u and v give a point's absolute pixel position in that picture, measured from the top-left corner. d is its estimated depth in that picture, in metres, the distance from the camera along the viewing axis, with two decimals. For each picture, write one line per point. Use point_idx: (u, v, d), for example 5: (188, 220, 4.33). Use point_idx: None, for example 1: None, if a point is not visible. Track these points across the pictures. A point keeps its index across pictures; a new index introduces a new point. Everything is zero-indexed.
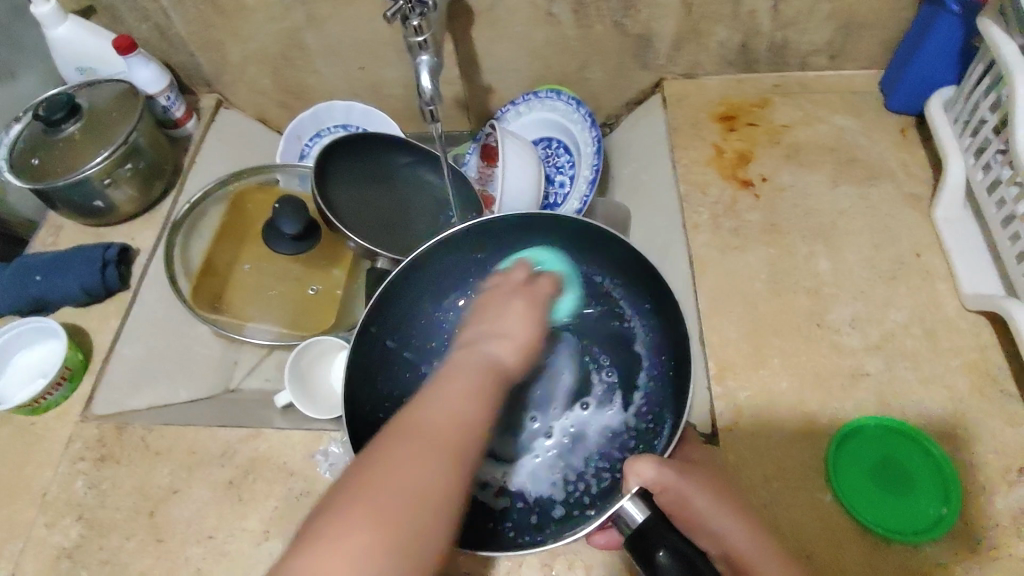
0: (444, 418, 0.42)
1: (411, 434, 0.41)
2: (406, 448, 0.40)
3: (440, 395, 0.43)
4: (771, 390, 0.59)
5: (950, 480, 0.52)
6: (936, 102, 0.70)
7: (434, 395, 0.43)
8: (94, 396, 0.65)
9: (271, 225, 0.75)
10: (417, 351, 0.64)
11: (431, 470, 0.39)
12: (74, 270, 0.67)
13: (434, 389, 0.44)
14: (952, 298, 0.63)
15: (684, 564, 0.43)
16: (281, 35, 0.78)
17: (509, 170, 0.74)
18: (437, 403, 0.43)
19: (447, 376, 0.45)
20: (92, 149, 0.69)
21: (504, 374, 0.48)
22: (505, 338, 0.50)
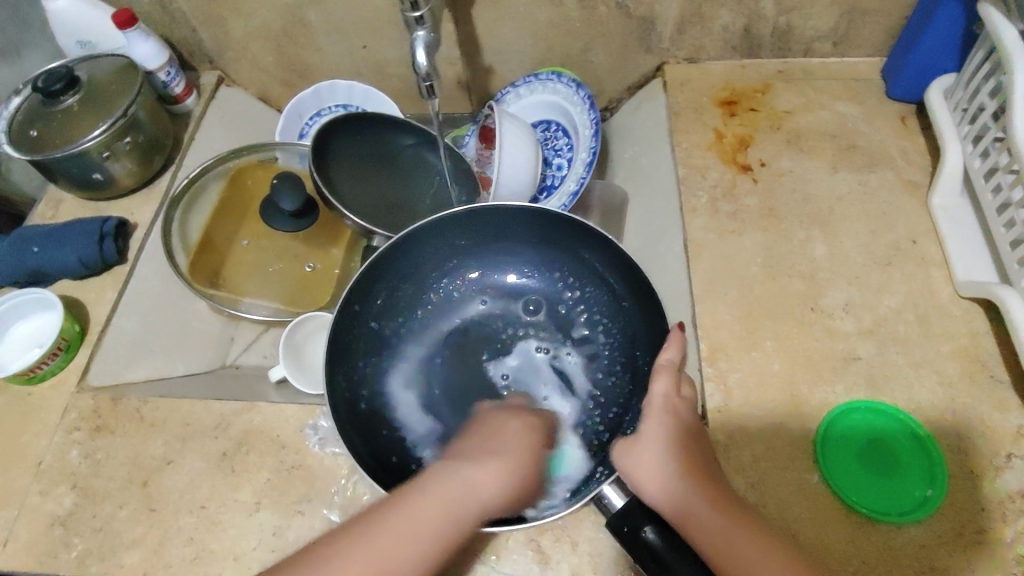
0: (404, 538, 0.45)
1: (383, 530, 0.45)
2: (386, 536, 0.45)
3: (403, 515, 0.46)
4: (763, 371, 0.59)
5: (938, 462, 0.53)
6: (937, 90, 0.70)
7: (407, 505, 0.46)
8: (90, 366, 0.66)
9: (270, 202, 0.75)
10: (397, 330, 0.67)
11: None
12: (71, 242, 0.67)
13: (411, 495, 0.46)
14: (947, 285, 0.63)
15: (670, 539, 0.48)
16: (283, 11, 0.78)
17: (506, 150, 0.74)
18: (412, 518, 0.45)
19: (456, 481, 0.48)
20: (90, 121, 0.69)
21: (485, 503, 0.48)
22: (499, 459, 0.50)
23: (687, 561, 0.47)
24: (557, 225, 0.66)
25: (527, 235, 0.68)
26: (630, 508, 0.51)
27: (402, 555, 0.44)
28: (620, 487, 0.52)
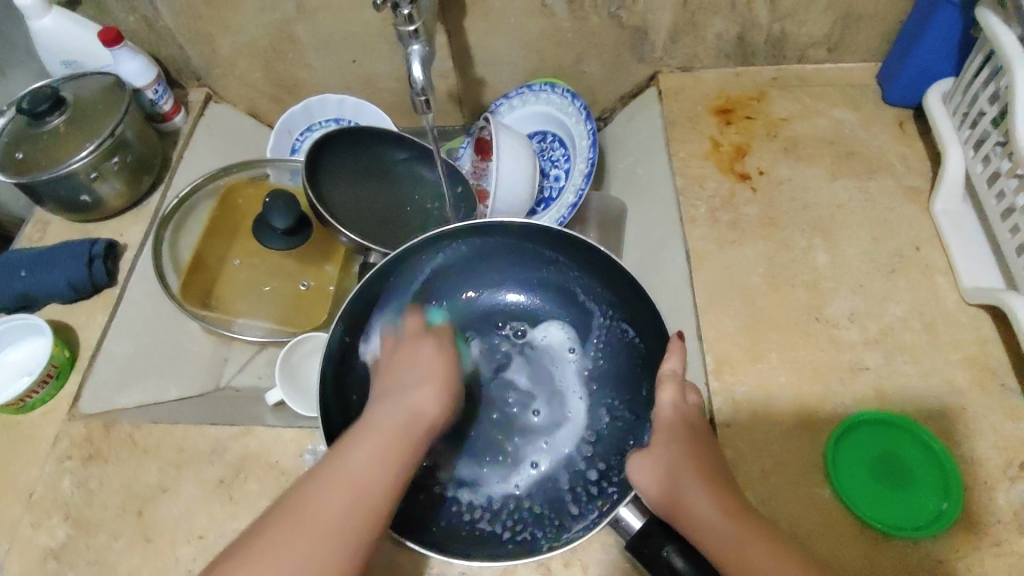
0: (348, 481, 0.45)
1: (341, 468, 0.45)
2: (319, 492, 0.44)
3: (360, 453, 0.46)
4: (770, 383, 0.58)
5: (951, 475, 0.51)
6: (936, 95, 0.69)
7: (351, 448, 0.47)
8: (81, 393, 0.64)
9: (261, 221, 0.73)
10: None
11: (338, 507, 0.44)
12: (59, 265, 0.66)
13: (355, 442, 0.47)
14: (952, 291, 0.62)
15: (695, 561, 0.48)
16: (272, 27, 0.77)
17: (502, 164, 0.74)
18: (358, 453, 0.46)
19: (375, 417, 0.50)
20: (77, 141, 0.67)
21: (425, 423, 0.51)
22: (427, 380, 0.53)
23: None
24: (558, 246, 0.64)
25: (526, 254, 0.65)
26: (648, 531, 0.50)
27: (344, 500, 0.44)
28: (637, 508, 0.52)
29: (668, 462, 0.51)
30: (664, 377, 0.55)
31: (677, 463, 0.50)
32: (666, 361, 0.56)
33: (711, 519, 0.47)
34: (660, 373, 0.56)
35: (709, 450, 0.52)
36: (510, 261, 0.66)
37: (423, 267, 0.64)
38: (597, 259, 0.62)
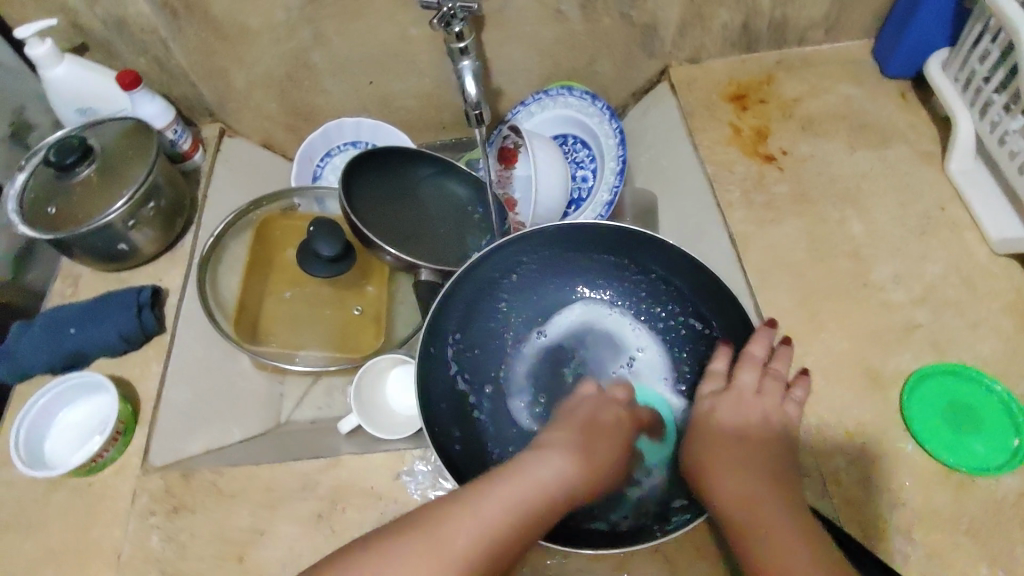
0: (493, 506, 0.47)
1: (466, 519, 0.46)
2: (460, 522, 0.46)
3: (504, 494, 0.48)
4: (833, 351, 0.62)
5: (1018, 413, 0.57)
6: (936, 63, 0.73)
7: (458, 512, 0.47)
8: (151, 444, 0.62)
9: (305, 250, 0.71)
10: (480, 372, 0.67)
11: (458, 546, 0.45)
12: (110, 317, 0.65)
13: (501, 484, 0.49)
14: (981, 246, 0.67)
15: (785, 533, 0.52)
16: (288, 56, 0.75)
17: (540, 170, 0.76)
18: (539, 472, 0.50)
19: (528, 471, 0.50)
20: (111, 191, 0.66)
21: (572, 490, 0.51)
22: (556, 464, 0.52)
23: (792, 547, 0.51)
24: (624, 241, 0.65)
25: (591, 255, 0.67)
26: None
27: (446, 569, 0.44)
28: None
29: (714, 449, 0.55)
30: (710, 374, 0.61)
31: (724, 451, 0.55)
32: (750, 346, 0.58)
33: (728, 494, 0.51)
34: (743, 354, 0.59)
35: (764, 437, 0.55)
36: (577, 262, 0.68)
37: (493, 278, 0.67)
38: (661, 250, 0.63)
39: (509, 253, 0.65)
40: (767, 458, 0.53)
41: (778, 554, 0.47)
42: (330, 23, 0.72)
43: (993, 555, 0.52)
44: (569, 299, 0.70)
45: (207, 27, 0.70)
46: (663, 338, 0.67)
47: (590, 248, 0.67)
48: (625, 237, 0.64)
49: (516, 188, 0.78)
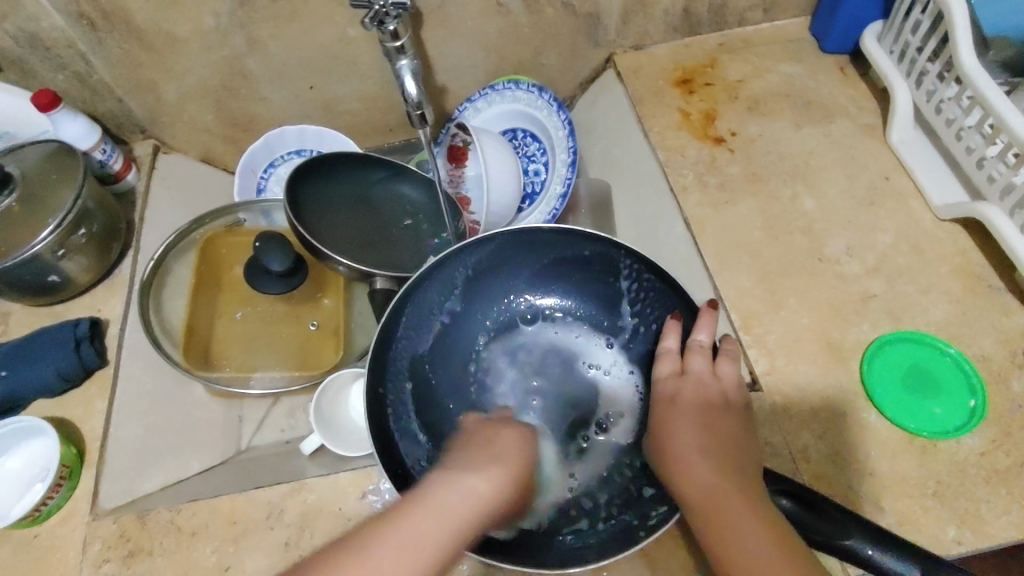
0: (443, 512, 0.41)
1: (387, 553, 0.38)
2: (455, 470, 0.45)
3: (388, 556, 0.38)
4: (795, 327, 0.63)
5: (972, 374, 0.58)
6: (871, 36, 0.74)
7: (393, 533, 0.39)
8: (100, 486, 0.59)
9: (254, 267, 0.68)
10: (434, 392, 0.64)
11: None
12: (44, 356, 0.61)
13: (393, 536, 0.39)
14: (926, 213, 0.68)
15: (804, 504, 0.48)
16: (220, 64, 0.72)
17: (491, 168, 0.75)
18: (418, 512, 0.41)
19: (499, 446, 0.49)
20: (35, 220, 0.61)
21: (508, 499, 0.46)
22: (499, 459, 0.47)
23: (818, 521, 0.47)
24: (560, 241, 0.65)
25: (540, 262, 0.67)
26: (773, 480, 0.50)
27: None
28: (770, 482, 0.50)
29: (676, 442, 0.51)
30: (662, 355, 0.59)
31: (688, 442, 0.51)
32: (696, 333, 0.58)
33: (697, 488, 0.47)
34: (689, 344, 0.58)
35: (732, 429, 0.51)
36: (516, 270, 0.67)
37: (440, 295, 0.65)
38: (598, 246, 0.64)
39: (456, 265, 0.64)
40: (734, 450, 0.49)
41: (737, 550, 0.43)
42: (263, 27, 0.69)
43: (962, 515, 0.53)
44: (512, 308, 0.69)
45: (130, 38, 0.66)
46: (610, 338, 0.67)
47: (536, 253, 0.66)
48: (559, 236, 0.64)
49: (469, 187, 0.78)
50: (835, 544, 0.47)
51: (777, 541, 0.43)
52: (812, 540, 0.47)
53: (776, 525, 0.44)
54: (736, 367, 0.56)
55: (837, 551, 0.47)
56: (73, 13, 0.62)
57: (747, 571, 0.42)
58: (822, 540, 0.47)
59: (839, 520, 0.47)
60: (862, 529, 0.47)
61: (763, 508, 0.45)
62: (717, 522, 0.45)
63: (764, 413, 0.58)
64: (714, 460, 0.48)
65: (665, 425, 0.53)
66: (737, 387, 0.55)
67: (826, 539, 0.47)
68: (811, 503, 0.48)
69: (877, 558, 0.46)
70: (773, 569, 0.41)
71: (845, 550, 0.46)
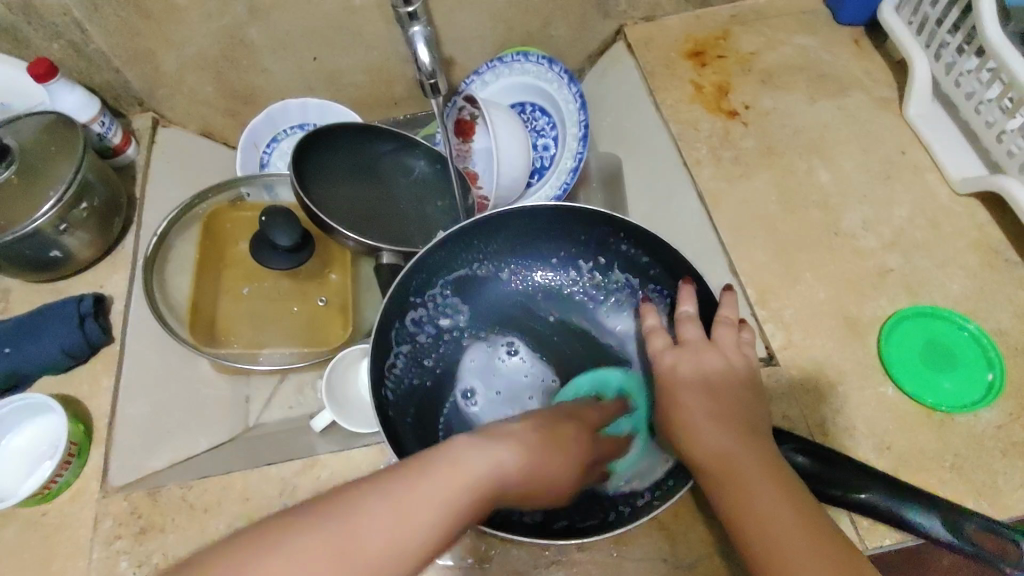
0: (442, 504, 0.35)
1: (314, 537, 0.32)
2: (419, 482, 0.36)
3: (420, 492, 0.35)
4: (811, 301, 0.62)
5: (990, 348, 0.58)
6: (888, 7, 0.73)
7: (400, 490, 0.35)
8: (109, 464, 0.58)
9: (260, 242, 0.66)
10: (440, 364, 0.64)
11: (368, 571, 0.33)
12: (50, 332, 0.60)
13: (436, 465, 0.37)
14: (943, 187, 0.68)
15: (820, 460, 0.49)
16: (221, 34, 0.69)
17: (500, 141, 0.73)
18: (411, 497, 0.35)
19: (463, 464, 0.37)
20: (34, 193, 0.60)
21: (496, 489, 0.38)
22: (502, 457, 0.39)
23: (840, 472, 0.49)
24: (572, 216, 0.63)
25: (523, 241, 0.66)
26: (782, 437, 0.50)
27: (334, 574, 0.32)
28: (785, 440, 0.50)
29: (683, 410, 0.50)
30: (650, 331, 0.58)
31: (692, 408, 0.49)
32: (681, 306, 0.57)
33: (704, 454, 0.46)
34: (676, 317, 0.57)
35: (741, 396, 0.49)
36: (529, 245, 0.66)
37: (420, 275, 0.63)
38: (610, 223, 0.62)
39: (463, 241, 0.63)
40: (740, 410, 0.48)
41: (749, 504, 0.43)
42: None
43: (979, 488, 0.53)
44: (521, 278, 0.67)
45: (128, 5, 0.63)
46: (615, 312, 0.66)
47: (522, 230, 0.65)
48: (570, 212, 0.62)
49: (478, 162, 0.76)
50: (851, 497, 0.48)
51: (790, 505, 0.42)
52: (827, 494, 0.49)
53: (784, 478, 0.44)
54: (734, 334, 0.54)
55: (850, 503, 0.48)
56: None
57: (756, 524, 0.42)
58: (836, 493, 0.48)
59: (854, 473, 0.49)
60: (875, 482, 0.49)
61: (779, 472, 0.44)
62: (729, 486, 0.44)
63: (781, 387, 0.58)
64: (720, 422, 0.47)
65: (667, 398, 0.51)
66: (740, 352, 0.53)
67: (841, 492, 0.48)
68: (823, 457, 0.49)
69: (894, 509, 0.48)
70: (779, 519, 0.42)
71: (860, 502, 0.48)
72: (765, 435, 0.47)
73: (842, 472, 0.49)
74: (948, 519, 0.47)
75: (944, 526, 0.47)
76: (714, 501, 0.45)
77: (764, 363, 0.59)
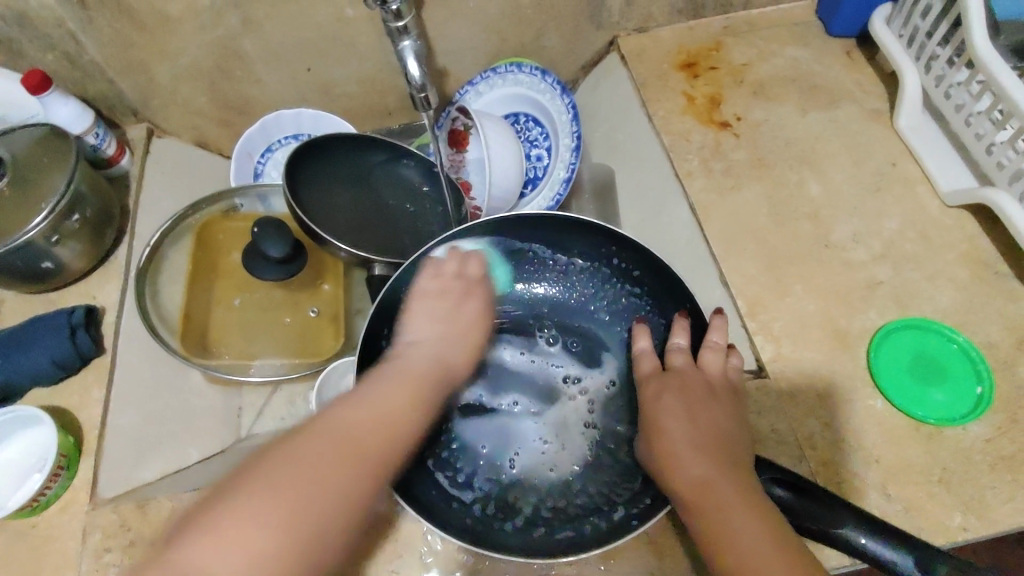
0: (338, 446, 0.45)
1: (287, 469, 0.42)
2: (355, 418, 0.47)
3: (295, 460, 0.43)
4: (800, 314, 0.62)
5: (979, 361, 0.58)
6: (879, 20, 0.73)
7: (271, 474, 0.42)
8: (99, 475, 0.58)
9: (252, 253, 0.67)
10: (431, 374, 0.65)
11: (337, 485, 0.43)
12: (41, 343, 0.61)
13: (320, 436, 0.45)
14: (933, 199, 0.68)
15: (800, 492, 0.47)
16: (214, 45, 0.70)
17: (493, 151, 0.73)
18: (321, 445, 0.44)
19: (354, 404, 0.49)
20: (26, 205, 0.60)
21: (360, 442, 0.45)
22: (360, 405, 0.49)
23: (820, 506, 0.46)
24: (565, 229, 0.63)
25: (518, 250, 0.66)
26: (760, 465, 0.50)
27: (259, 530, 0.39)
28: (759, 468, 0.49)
29: (667, 437, 0.51)
30: (639, 355, 0.59)
31: (675, 435, 0.50)
32: (673, 338, 0.58)
33: (688, 482, 0.47)
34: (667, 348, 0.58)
35: (719, 419, 0.51)
36: (524, 257, 0.67)
37: (416, 277, 0.63)
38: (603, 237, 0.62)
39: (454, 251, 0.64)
40: (722, 436, 0.49)
41: (726, 531, 0.43)
42: (258, 7, 0.67)
43: (967, 502, 0.53)
44: (516, 290, 0.68)
45: (121, 17, 0.64)
46: (608, 327, 0.66)
47: (519, 239, 0.65)
48: (562, 224, 0.62)
49: (470, 171, 0.77)
50: (827, 532, 0.45)
51: (767, 531, 0.43)
52: (805, 527, 0.46)
53: (765, 506, 0.44)
54: (721, 360, 0.55)
55: (828, 538, 0.45)
56: None
57: (732, 554, 0.42)
58: (813, 526, 0.46)
59: (835, 508, 0.46)
60: (858, 519, 0.45)
61: (757, 498, 0.45)
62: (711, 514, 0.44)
63: (770, 400, 0.58)
64: (702, 449, 0.48)
65: (655, 420, 0.53)
66: (724, 377, 0.54)
67: (820, 527, 0.45)
68: (804, 489, 0.47)
69: (874, 548, 0.44)
70: (755, 548, 0.42)
71: (839, 539, 0.45)
72: (746, 460, 0.48)
73: (821, 504, 0.46)
74: (929, 566, 0.43)
75: (923, 572, 0.43)
76: (693, 525, 0.46)
77: (753, 376, 0.59)
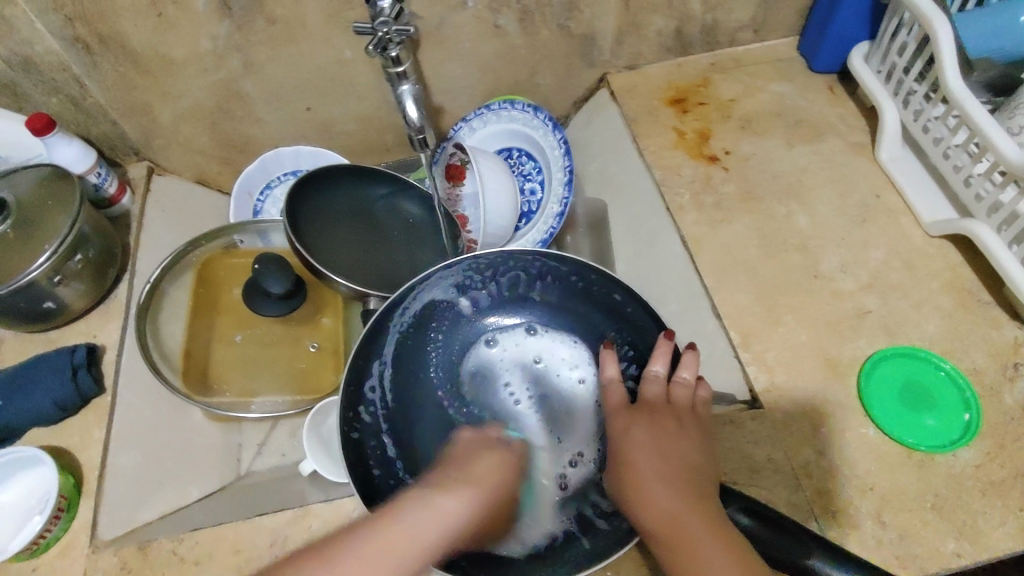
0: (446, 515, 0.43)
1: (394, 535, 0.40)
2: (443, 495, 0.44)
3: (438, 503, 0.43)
4: (793, 344, 0.64)
5: (966, 389, 0.60)
6: (858, 57, 0.76)
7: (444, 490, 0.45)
8: (98, 518, 0.58)
9: (253, 289, 0.68)
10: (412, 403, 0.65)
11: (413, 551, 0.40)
12: (42, 385, 0.61)
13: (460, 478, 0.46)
14: (916, 229, 0.70)
15: (761, 520, 0.48)
16: (217, 87, 0.71)
17: (487, 187, 0.75)
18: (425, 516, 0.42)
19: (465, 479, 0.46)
20: (30, 246, 0.61)
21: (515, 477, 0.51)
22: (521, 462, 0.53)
23: (782, 532, 0.47)
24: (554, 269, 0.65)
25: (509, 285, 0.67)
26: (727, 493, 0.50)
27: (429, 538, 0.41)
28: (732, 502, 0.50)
29: (637, 471, 0.51)
30: (605, 385, 0.60)
31: (644, 467, 0.51)
32: (650, 365, 0.59)
33: (660, 514, 0.47)
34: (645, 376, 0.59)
35: (687, 449, 0.51)
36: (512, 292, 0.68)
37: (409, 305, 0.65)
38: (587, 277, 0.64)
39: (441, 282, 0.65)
40: (692, 472, 0.49)
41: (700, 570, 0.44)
42: (260, 50, 0.68)
43: (961, 528, 0.54)
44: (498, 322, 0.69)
45: (127, 61, 0.65)
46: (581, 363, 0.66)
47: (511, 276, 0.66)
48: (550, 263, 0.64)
49: (466, 205, 0.78)
50: (790, 561, 0.46)
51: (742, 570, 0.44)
52: (772, 559, 0.47)
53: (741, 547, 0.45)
54: (690, 395, 0.56)
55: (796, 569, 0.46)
56: (68, 35, 0.61)
57: None
58: (781, 558, 0.46)
59: (797, 535, 0.47)
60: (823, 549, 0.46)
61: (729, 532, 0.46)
62: (686, 552, 0.45)
63: (765, 430, 0.59)
64: (670, 482, 0.49)
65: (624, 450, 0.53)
66: (695, 411, 0.55)
67: (788, 558, 0.46)
68: (771, 520, 0.48)
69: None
70: None
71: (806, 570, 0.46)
72: (711, 492, 0.48)
73: (785, 531, 0.47)
74: None
75: None
76: (666, 563, 0.46)
77: (747, 408, 0.61)
